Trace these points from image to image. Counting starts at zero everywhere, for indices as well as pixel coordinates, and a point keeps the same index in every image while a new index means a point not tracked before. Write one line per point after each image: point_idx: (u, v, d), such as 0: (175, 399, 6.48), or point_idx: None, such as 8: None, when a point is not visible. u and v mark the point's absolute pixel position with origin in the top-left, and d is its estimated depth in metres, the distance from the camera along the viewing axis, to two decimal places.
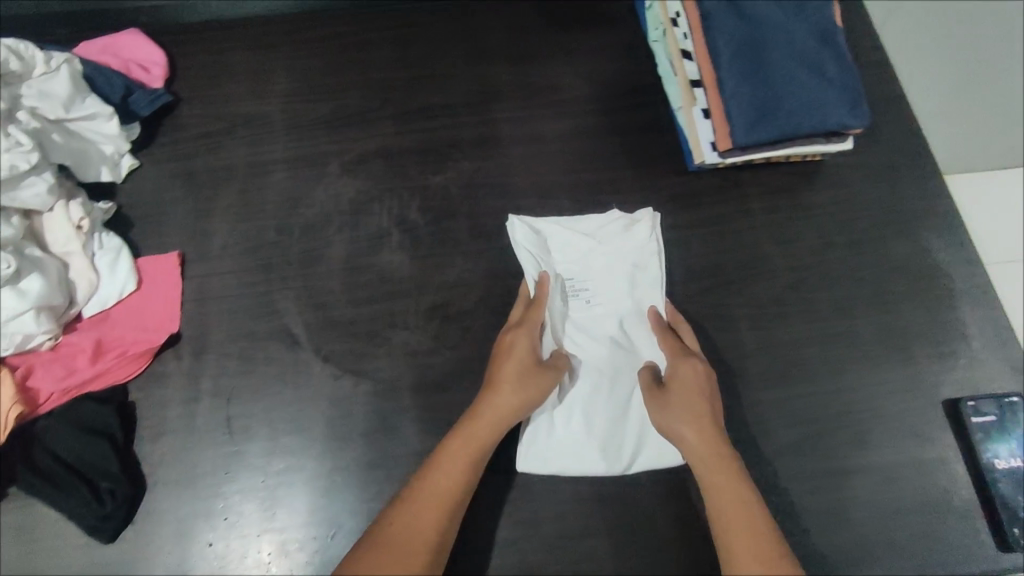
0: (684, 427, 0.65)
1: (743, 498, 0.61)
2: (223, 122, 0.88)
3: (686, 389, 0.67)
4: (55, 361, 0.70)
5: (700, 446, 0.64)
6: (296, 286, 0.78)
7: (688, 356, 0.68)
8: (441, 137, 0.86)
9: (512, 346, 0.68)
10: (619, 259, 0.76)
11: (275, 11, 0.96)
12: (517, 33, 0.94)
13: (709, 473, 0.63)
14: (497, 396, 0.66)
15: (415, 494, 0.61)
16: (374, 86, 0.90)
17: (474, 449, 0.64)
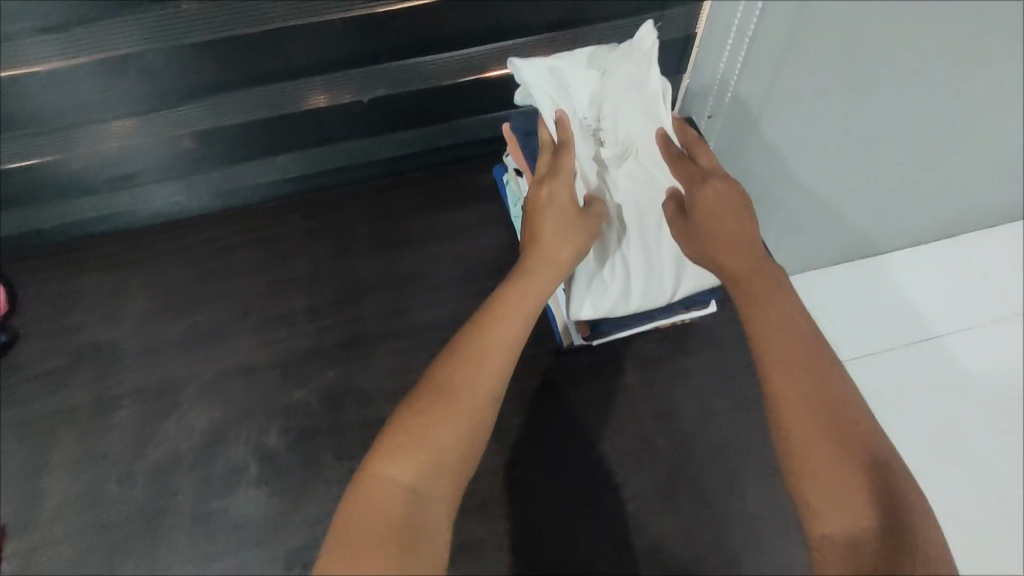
0: (705, 242, 0.66)
1: (786, 312, 0.60)
2: (65, 356, 0.82)
3: (717, 204, 0.66)
4: None
5: (728, 254, 0.65)
6: (141, 548, 0.70)
7: (716, 177, 0.68)
8: (306, 344, 0.82)
9: (556, 197, 0.67)
10: (629, 85, 0.75)
11: (145, 219, 0.96)
12: (382, 220, 0.93)
13: (739, 281, 0.63)
14: (546, 243, 0.66)
15: (475, 348, 0.59)
16: (233, 293, 0.86)
17: (534, 297, 0.63)
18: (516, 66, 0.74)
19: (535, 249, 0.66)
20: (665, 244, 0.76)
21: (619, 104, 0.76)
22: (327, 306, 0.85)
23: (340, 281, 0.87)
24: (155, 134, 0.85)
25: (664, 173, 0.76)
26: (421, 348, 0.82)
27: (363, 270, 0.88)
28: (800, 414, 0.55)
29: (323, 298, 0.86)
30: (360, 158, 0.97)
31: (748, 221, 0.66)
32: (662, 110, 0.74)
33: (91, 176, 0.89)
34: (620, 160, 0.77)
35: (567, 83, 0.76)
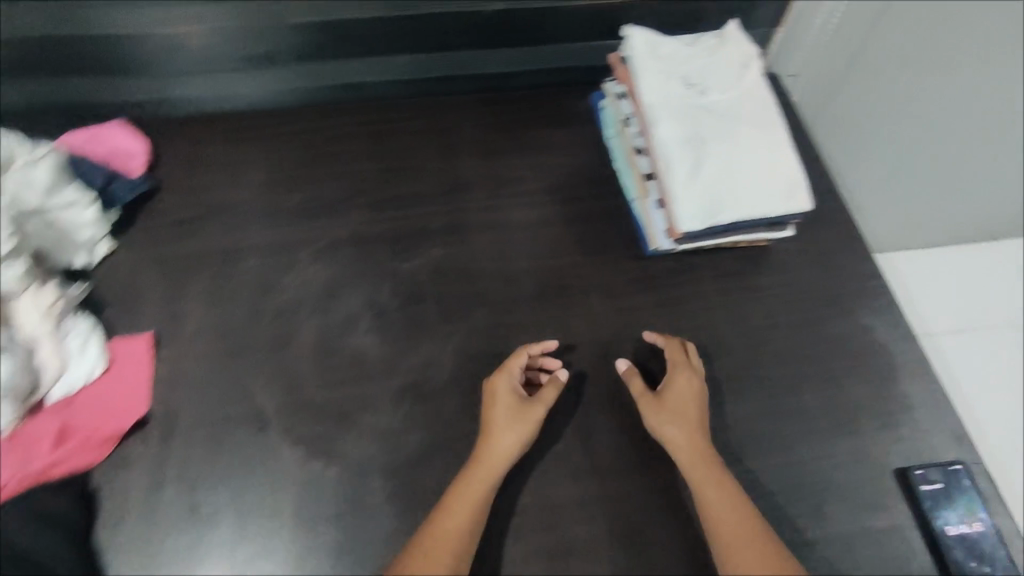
0: (670, 424, 0.74)
1: (733, 500, 0.69)
2: (196, 211, 0.88)
3: (689, 389, 0.76)
4: (14, 450, 0.68)
5: (686, 440, 0.73)
6: (266, 371, 0.77)
7: (688, 364, 0.78)
8: (414, 223, 0.90)
9: (498, 391, 0.74)
10: (718, 58, 0.89)
11: (245, 105, 0.98)
12: (484, 129, 0.99)
13: (692, 468, 0.71)
14: (491, 440, 0.71)
15: (425, 552, 0.65)
16: (349, 177, 0.93)
17: (478, 494, 0.69)
18: (627, 36, 0.88)
19: (483, 442, 0.72)
20: (760, 167, 0.83)
21: (711, 68, 0.89)
22: (432, 196, 0.92)
23: (444, 176, 0.94)
24: (253, 23, 0.87)
25: (752, 118, 0.86)
26: (515, 240, 0.90)
27: (468, 171, 0.95)
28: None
29: (429, 188, 0.93)
30: (465, 70, 1.01)
31: (703, 408, 0.76)
32: (755, 70, 0.89)
33: (194, 45, 0.88)
34: (719, 109, 0.86)
35: (666, 52, 0.89)
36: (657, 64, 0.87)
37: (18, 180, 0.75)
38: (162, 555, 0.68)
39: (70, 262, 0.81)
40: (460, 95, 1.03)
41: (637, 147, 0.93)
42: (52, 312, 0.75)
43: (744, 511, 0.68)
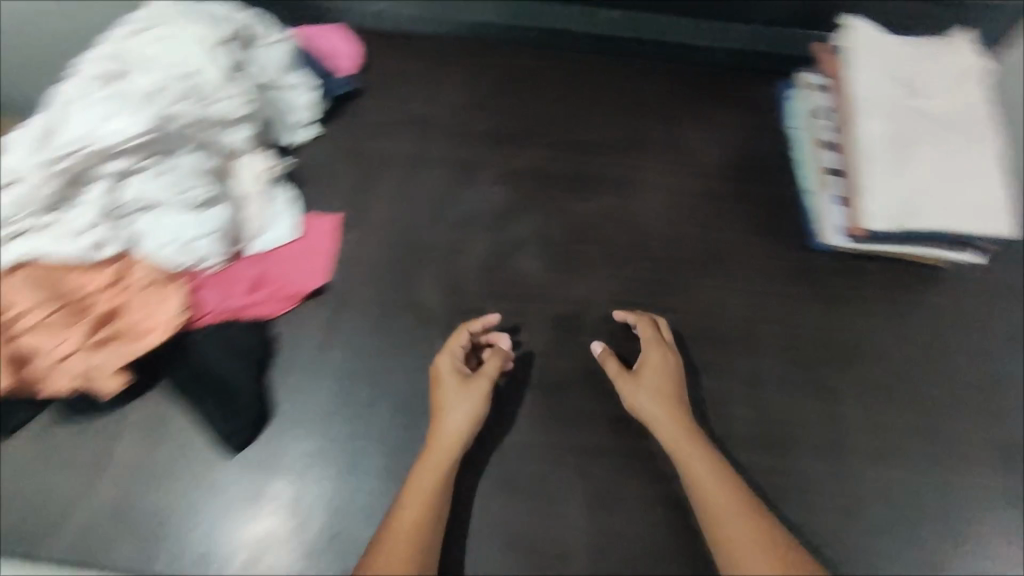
0: (650, 401, 0.71)
1: (715, 468, 0.65)
2: (396, 117, 0.97)
3: (657, 368, 0.73)
4: (218, 285, 0.77)
5: (663, 417, 0.69)
6: (437, 270, 0.84)
7: (660, 341, 0.76)
8: (588, 170, 0.94)
9: (443, 370, 0.72)
10: (940, 64, 0.85)
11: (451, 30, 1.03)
12: (670, 95, 1.00)
13: (674, 440, 0.68)
14: (444, 415, 0.69)
15: (390, 534, 0.61)
16: (533, 116, 0.98)
17: (438, 471, 0.66)
18: (847, 27, 0.87)
19: (440, 421, 0.69)
20: (963, 183, 0.80)
21: (930, 73, 0.85)
22: (611, 148, 0.96)
23: (623, 131, 0.97)
24: None
25: (965, 131, 0.82)
26: (682, 205, 0.92)
27: (646, 131, 0.97)
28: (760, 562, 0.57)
29: (608, 140, 0.97)
30: (664, 35, 1.00)
31: (681, 388, 0.73)
32: (978, 83, 0.84)
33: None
34: (930, 116, 0.83)
35: (885, 48, 0.86)
36: (873, 58, 0.85)
37: (260, 57, 0.86)
38: (323, 409, 0.75)
39: (282, 139, 0.90)
40: (644, 61, 1.03)
41: (825, 140, 0.90)
42: (263, 177, 0.84)
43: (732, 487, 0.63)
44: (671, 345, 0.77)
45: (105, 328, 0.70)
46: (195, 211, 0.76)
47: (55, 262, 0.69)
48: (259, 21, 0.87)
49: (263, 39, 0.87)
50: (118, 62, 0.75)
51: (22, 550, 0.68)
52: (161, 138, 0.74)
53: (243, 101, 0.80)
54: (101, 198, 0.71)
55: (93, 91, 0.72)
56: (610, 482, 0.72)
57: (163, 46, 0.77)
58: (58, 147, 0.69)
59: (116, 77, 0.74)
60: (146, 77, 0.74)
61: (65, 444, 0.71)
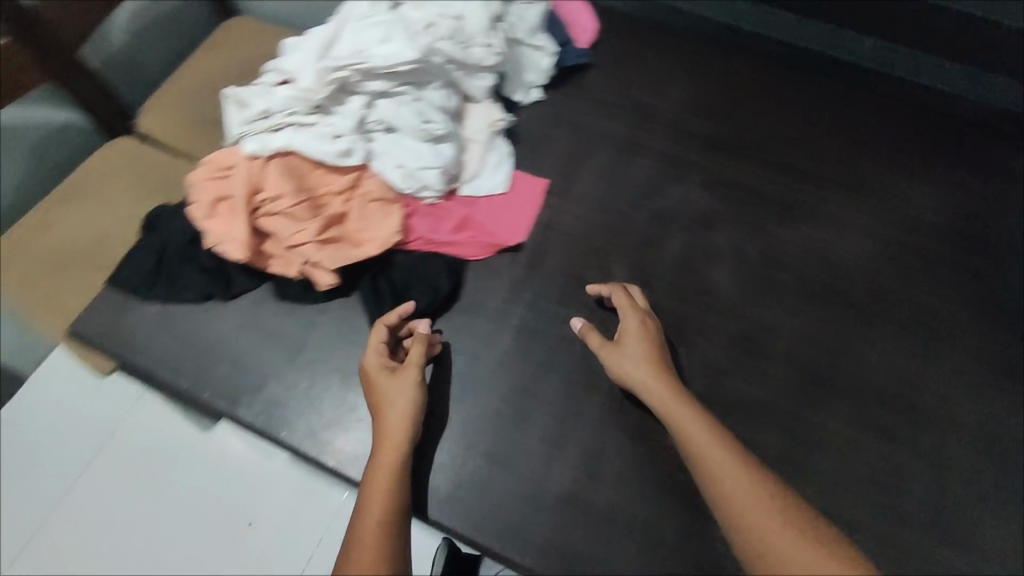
0: (637, 370, 0.67)
1: (702, 426, 0.62)
2: (618, 98, 0.97)
3: (638, 335, 0.70)
4: (430, 217, 0.81)
5: (650, 382, 0.66)
6: (629, 258, 0.83)
7: (634, 305, 0.73)
8: (803, 197, 0.89)
9: (369, 370, 0.68)
10: None
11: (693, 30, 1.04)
12: (913, 141, 0.92)
13: (657, 399, 0.65)
14: (382, 409, 0.66)
15: (356, 534, 0.58)
16: (756, 129, 0.95)
17: (388, 478, 0.62)
18: None
19: (382, 421, 0.65)
20: None
21: None
22: (835, 181, 0.90)
23: (851, 166, 0.91)
24: None
25: None
26: (899, 260, 0.85)
27: (872, 171, 0.91)
28: (753, 518, 0.55)
29: (832, 172, 0.91)
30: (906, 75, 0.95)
31: (662, 350, 0.70)
32: None
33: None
34: None
35: None
36: None
37: (516, 15, 0.89)
38: (497, 358, 0.76)
39: (511, 94, 0.92)
40: (879, 97, 0.96)
41: None
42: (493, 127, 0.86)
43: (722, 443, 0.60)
44: (648, 312, 0.74)
45: (332, 229, 0.76)
46: (428, 144, 0.80)
47: (307, 158, 0.76)
48: None
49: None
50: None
51: (221, 402, 0.71)
52: (421, 69, 0.79)
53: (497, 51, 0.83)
54: (357, 112, 0.77)
55: (375, 18, 0.80)
56: None
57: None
58: (337, 58, 0.76)
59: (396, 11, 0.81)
60: (420, 15, 0.81)
61: (275, 320, 0.76)
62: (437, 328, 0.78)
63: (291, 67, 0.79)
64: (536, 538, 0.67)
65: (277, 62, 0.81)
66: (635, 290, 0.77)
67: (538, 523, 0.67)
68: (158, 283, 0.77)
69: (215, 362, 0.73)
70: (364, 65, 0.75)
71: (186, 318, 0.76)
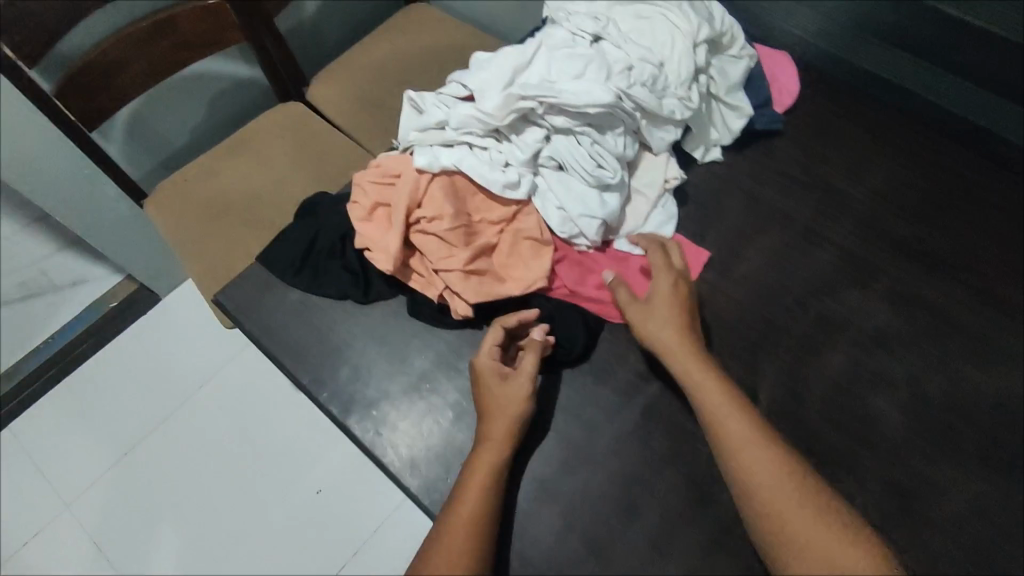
0: (660, 329, 0.68)
1: (718, 394, 0.64)
2: (804, 176, 0.88)
3: (666, 293, 0.70)
4: (577, 266, 0.77)
5: (673, 344, 0.67)
6: (782, 360, 0.75)
7: (668, 265, 0.73)
8: (1006, 339, 0.76)
9: (480, 367, 0.68)
10: None
11: (908, 116, 0.93)
12: None
13: (676, 361, 0.67)
14: (487, 408, 0.66)
15: (446, 527, 0.60)
16: (959, 245, 0.82)
17: (487, 473, 0.62)
18: None
19: (487, 419, 0.65)
20: None
21: None
22: None
23: None
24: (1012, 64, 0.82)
25: None
26: None
27: None
28: (765, 484, 0.59)
29: None
30: None
31: (689, 312, 0.71)
32: None
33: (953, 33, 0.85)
34: None
35: None
36: None
37: (715, 71, 0.83)
38: (616, 434, 0.71)
39: (689, 150, 0.86)
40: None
41: None
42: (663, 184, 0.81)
43: (745, 420, 0.62)
44: (681, 270, 0.73)
45: (480, 259, 0.73)
46: (595, 191, 0.75)
47: (473, 181, 0.74)
48: (738, 32, 0.83)
49: (727, 52, 0.85)
50: (601, 32, 0.78)
51: (337, 408, 0.71)
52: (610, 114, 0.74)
53: (692, 105, 0.78)
54: (534, 144, 0.74)
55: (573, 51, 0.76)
56: None
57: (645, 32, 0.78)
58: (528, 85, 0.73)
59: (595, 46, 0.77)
60: (621, 56, 0.76)
61: (403, 338, 0.75)
62: (558, 383, 0.74)
63: (476, 84, 0.77)
64: None
65: (464, 75, 0.79)
66: (673, 247, 0.75)
67: None
68: (301, 273, 0.78)
69: (340, 366, 0.73)
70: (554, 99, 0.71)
71: (321, 315, 0.76)
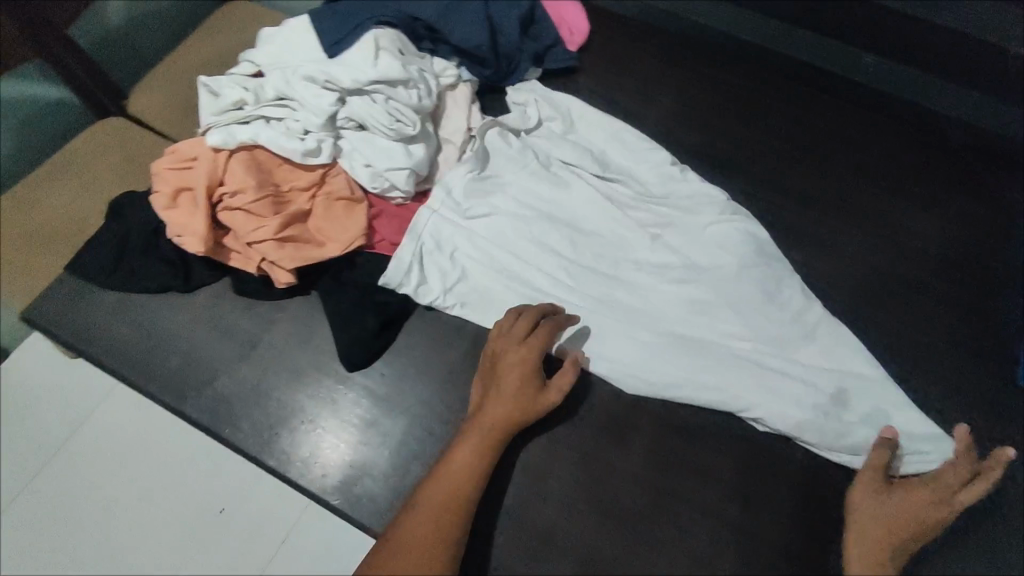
0: (874, 507, 0.64)
1: (882, 567, 0.62)
2: (603, 102, 0.94)
3: (918, 505, 0.63)
4: (396, 219, 0.80)
5: (881, 527, 0.63)
6: None
7: (941, 506, 0.63)
8: (789, 218, 0.86)
9: (512, 357, 0.68)
10: None
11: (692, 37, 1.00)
12: (906, 167, 0.90)
13: (866, 524, 0.64)
14: (506, 392, 0.67)
15: (440, 477, 0.64)
16: (746, 145, 0.91)
17: (491, 439, 0.66)
18: None
19: (500, 399, 0.67)
20: None
21: None
22: (822, 203, 0.87)
23: (840, 190, 0.88)
24: None
25: None
26: (876, 288, 0.82)
27: (862, 195, 0.88)
28: None
29: (823, 194, 0.88)
30: (917, 98, 0.93)
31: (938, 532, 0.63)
32: None
33: None
34: None
35: None
36: None
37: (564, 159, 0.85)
38: (449, 364, 0.75)
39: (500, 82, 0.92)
40: (876, 115, 0.93)
41: None
42: (851, 375, 0.73)
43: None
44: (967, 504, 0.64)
45: (294, 226, 0.75)
46: (400, 143, 0.78)
47: (274, 153, 0.76)
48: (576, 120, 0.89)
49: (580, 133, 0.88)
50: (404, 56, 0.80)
51: (170, 397, 0.73)
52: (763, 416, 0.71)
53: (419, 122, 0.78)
54: (329, 108, 0.75)
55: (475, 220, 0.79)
56: (692, 546, 0.68)
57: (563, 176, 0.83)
58: (312, 70, 0.77)
59: (386, 26, 0.80)
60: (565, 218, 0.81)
61: (233, 316, 0.77)
62: (394, 331, 0.76)
63: (265, 61, 0.79)
64: (471, 546, 0.68)
65: (251, 52, 0.80)
66: (984, 483, 0.64)
67: (475, 541, 0.68)
68: (115, 273, 0.77)
69: (167, 356, 0.75)
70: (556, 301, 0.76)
71: (147, 311, 0.77)
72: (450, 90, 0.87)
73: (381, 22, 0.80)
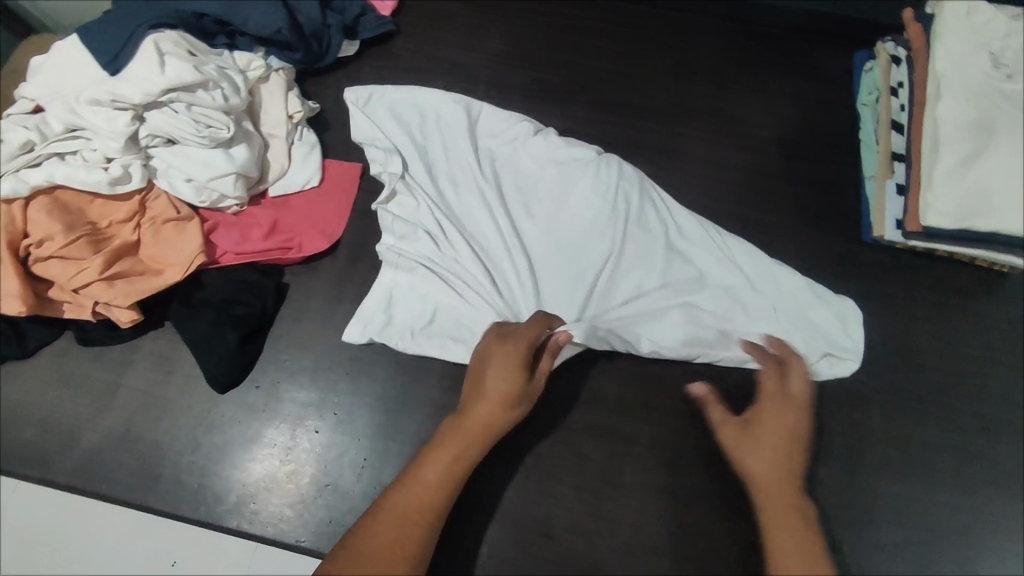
0: (751, 451, 0.60)
1: (792, 494, 0.58)
2: (429, 61, 0.92)
3: (773, 424, 0.61)
4: (234, 227, 0.76)
5: (768, 464, 0.59)
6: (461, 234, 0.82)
7: (794, 403, 0.62)
8: (628, 134, 0.88)
9: (501, 356, 0.64)
10: None
11: None
12: (727, 60, 0.92)
13: (752, 463, 0.60)
14: (490, 394, 0.63)
15: (413, 484, 0.60)
16: (578, 73, 0.92)
17: (468, 444, 0.62)
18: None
19: (480, 401, 0.63)
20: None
21: None
22: (657, 114, 0.89)
23: (672, 97, 0.90)
24: None
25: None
26: (720, 182, 0.85)
27: (694, 96, 0.90)
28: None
29: (656, 105, 0.90)
30: None
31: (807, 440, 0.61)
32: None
33: None
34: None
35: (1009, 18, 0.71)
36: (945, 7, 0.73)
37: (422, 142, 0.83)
38: (324, 359, 0.73)
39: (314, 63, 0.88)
40: (695, 16, 0.96)
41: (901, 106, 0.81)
42: (724, 286, 0.76)
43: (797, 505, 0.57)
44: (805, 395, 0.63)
45: (122, 261, 0.70)
46: (217, 149, 0.73)
47: (79, 190, 0.71)
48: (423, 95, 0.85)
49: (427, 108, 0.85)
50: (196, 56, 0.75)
51: (37, 468, 0.69)
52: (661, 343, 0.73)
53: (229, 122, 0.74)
54: (125, 128, 0.70)
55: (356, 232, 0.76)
56: (592, 465, 0.70)
57: (439, 161, 0.82)
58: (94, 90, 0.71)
59: (166, 28, 0.75)
60: (444, 204, 0.79)
61: (86, 369, 0.73)
62: (258, 342, 0.74)
63: (43, 94, 0.73)
64: None
65: (25, 87, 0.73)
66: (795, 363, 0.66)
67: None
68: None
69: (24, 426, 0.71)
70: (451, 288, 0.74)
71: None
72: (263, 81, 0.81)
73: (156, 25, 0.74)
